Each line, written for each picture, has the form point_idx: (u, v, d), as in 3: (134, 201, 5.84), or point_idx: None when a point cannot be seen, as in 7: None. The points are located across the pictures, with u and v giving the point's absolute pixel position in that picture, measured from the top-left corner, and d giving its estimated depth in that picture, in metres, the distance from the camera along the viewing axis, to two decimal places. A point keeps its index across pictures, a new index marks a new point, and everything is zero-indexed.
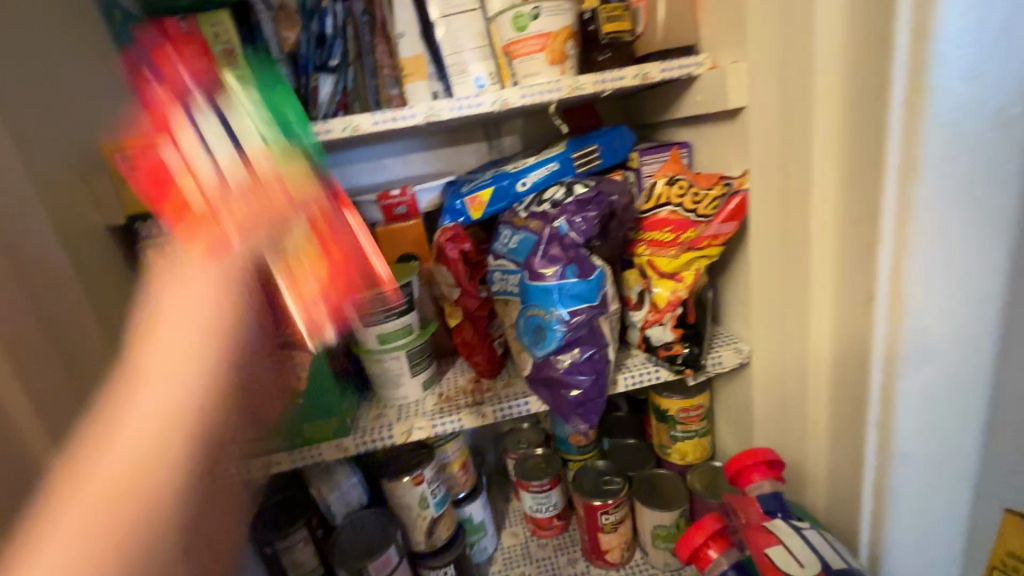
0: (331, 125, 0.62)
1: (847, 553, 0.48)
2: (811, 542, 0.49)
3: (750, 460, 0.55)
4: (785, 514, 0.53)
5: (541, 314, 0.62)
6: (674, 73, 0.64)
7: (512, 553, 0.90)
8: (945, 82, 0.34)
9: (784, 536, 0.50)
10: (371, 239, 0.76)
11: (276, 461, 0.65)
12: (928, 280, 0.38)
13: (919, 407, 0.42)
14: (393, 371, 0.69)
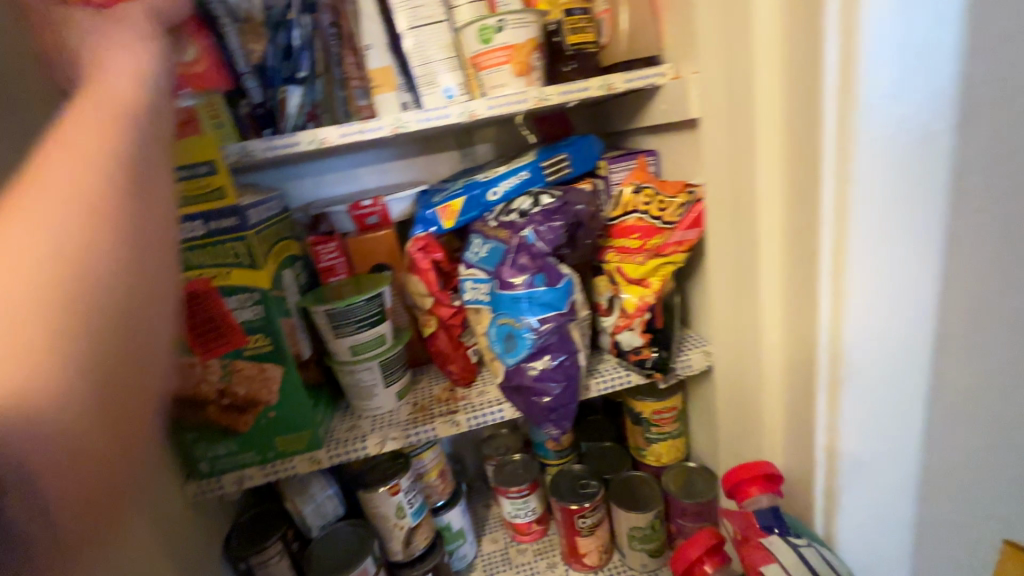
0: (298, 138, 0.62)
1: None
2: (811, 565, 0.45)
3: (749, 476, 0.48)
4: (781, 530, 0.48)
5: (512, 322, 0.63)
6: (638, 83, 0.65)
7: (492, 559, 0.90)
8: (872, 101, 0.35)
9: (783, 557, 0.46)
10: (342, 250, 0.75)
11: (249, 476, 0.65)
12: (864, 287, 0.40)
13: (862, 407, 0.44)
14: (366, 382, 0.69)
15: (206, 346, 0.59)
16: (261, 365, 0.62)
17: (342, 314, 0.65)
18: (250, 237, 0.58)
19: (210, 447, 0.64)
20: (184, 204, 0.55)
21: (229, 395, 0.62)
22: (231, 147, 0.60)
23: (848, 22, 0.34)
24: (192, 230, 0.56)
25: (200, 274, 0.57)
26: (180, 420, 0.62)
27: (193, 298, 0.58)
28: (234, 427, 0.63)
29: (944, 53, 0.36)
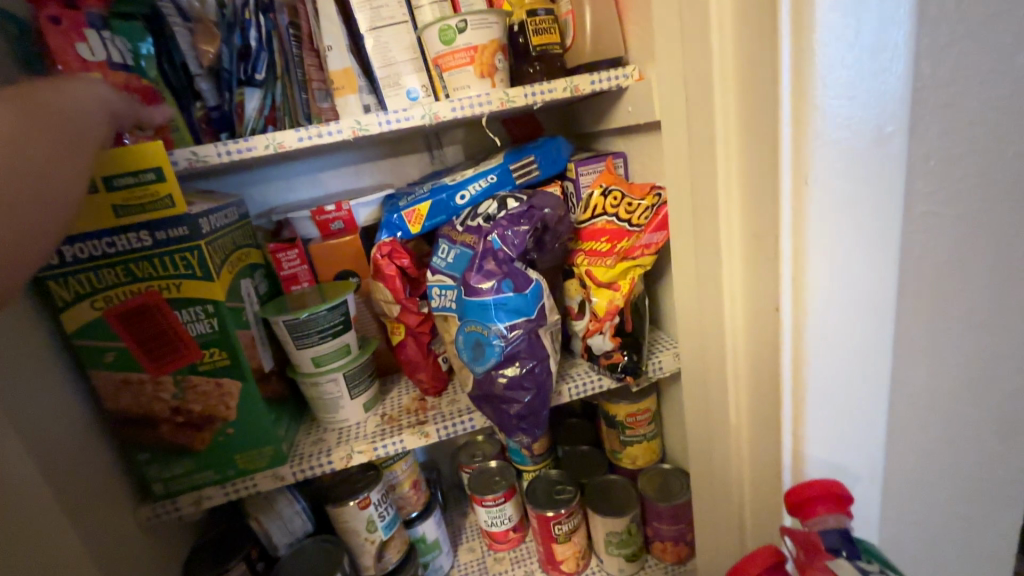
0: (253, 143, 0.60)
1: None
2: None
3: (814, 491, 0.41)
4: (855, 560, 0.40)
5: (480, 329, 0.61)
6: (603, 85, 0.64)
7: (468, 569, 0.89)
8: (828, 102, 0.35)
9: None
10: (305, 257, 0.73)
11: (207, 496, 0.62)
12: (824, 289, 0.40)
13: (826, 409, 0.44)
14: (330, 394, 0.67)
15: (156, 361, 0.56)
16: (218, 381, 0.59)
17: (303, 325, 0.63)
18: (203, 246, 0.55)
19: (165, 467, 0.60)
20: (128, 214, 0.52)
21: (183, 412, 0.59)
22: (180, 152, 0.57)
23: (799, 23, 0.33)
24: (137, 240, 0.53)
25: (148, 287, 0.55)
26: (131, 441, 0.59)
27: (142, 312, 0.55)
28: (190, 446, 0.60)
29: (894, 54, 0.36)
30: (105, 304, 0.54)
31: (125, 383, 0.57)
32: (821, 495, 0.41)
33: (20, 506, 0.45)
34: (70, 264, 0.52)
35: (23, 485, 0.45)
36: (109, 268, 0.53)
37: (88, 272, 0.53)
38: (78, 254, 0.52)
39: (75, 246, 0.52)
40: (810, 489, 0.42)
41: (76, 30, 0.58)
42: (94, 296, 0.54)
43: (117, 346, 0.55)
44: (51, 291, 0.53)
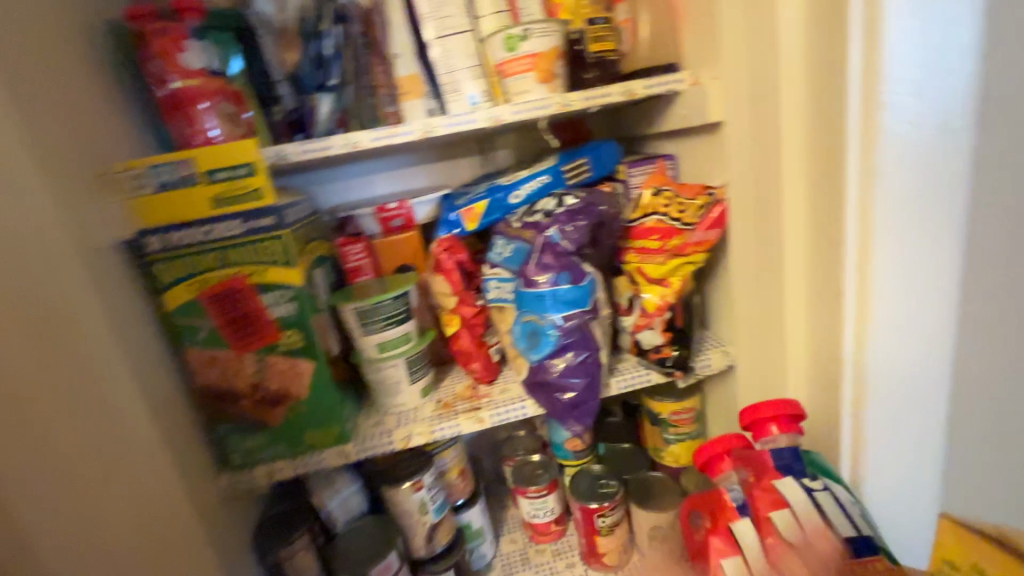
0: (331, 142, 0.64)
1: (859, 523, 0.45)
2: (818, 503, 0.46)
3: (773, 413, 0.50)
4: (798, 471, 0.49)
5: (535, 319, 0.65)
6: (658, 89, 0.67)
7: (511, 559, 0.91)
8: (894, 98, 0.37)
9: (792, 494, 0.47)
10: (369, 250, 0.77)
11: (279, 469, 0.67)
12: (890, 277, 0.42)
13: (888, 395, 0.45)
14: (391, 379, 0.71)
15: (242, 339, 0.62)
16: (294, 361, 0.64)
17: (369, 313, 0.68)
18: (285, 236, 0.60)
19: (244, 439, 0.65)
20: (224, 205, 0.58)
21: (262, 389, 0.64)
22: (268, 150, 0.63)
23: (871, 27, 0.36)
24: (229, 229, 0.58)
25: (236, 271, 0.60)
26: (216, 414, 0.64)
27: (231, 295, 0.61)
28: (266, 421, 0.65)
29: (962, 56, 0.38)
30: (199, 286, 0.60)
31: (214, 359, 0.62)
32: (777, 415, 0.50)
33: (142, 460, 0.49)
34: (171, 249, 0.58)
35: (145, 452, 0.49)
36: (204, 255, 0.59)
37: (186, 258, 0.59)
38: (178, 240, 0.58)
39: (177, 233, 0.58)
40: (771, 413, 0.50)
41: (176, 41, 0.63)
42: (193, 279, 0.59)
43: (209, 325, 0.61)
44: (156, 274, 0.59)
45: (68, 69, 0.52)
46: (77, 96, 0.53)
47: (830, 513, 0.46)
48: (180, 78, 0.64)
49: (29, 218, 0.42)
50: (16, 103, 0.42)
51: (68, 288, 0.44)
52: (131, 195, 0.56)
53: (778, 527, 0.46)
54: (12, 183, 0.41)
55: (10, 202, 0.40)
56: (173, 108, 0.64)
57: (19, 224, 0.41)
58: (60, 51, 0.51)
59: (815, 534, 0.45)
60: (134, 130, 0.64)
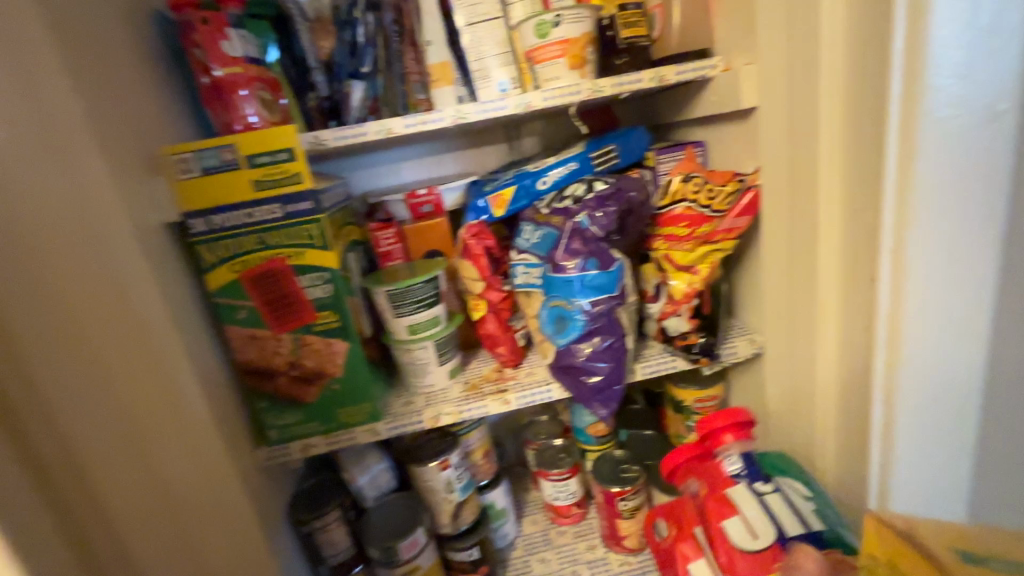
0: (366, 129, 0.66)
1: (804, 520, 0.55)
2: (766, 504, 0.57)
3: (723, 422, 0.62)
4: (750, 477, 0.61)
5: (563, 304, 0.66)
6: (689, 76, 0.67)
7: (532, 539, 0.93)
8: (938, 81, 0.37)
9: (745, 499, 0.58)
10: (399, 236, 0.79)
11: (313, 444, 0.69)
12: (927, 264, 0.41)
13: (921, 383, 0.45)
14: (420, 360, 0.73)
15: (280, 320, 0.64)
16: (329, 341, 0.66)
17: (401, 295, 0.69)
18: (323, 220, 0.62)
19: (280, 415, 0.68)
20: (266, 188, 0.60)
21: (298, 367, 0.66)
22: (304, 136, 0.65)
23: (916, 10, 0.36)
24: (271, 212, 0.61)
25: (277, 254, 0.62)
26: (254, 390, 0.67)
27: (271, 277, 0.63)
28: (302, 398, 0.68)
29: (1011, 36, 0.37)
30: (241, 267, 0.62)
31: (253, 337, 0.65)
32: (729, 426, 0.62)
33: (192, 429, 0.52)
34: (216, 231, 0.60)
35: (198, 421, 0.52)
36: (247, 237, 0.61)
37: (230, 240, 0.61)
38: (223, 222, 0.60)
39: (222, 216, 0.60)
40: (723, 424, 0.62)
41: (219, 29, 0.64)
42: (234, 260, 0.62)
43: (248, 304, 0.63)
44: (200, 254, 0.61)
45: (121, 59, 0.54)
46: (128, 83, 0.56)
47: (776, 515, 0.56)
48: (222, 65, 0.65)
49: (91, 199, 0.44)
50: (79, 89, 0.45)
51: (126, 264, 0.47)
52: (178, 177, 0.58)
53: (735, 539, 0.55)
54: (76, 165, 0.43)
55: (77, 183, 0.43)
56: (213, 94, 0.66)
57: (84, 205, 0.43)
58: (113, 40, 0.54)
59: (764, 540, 0.54)
60: (179, 116, 0.66)
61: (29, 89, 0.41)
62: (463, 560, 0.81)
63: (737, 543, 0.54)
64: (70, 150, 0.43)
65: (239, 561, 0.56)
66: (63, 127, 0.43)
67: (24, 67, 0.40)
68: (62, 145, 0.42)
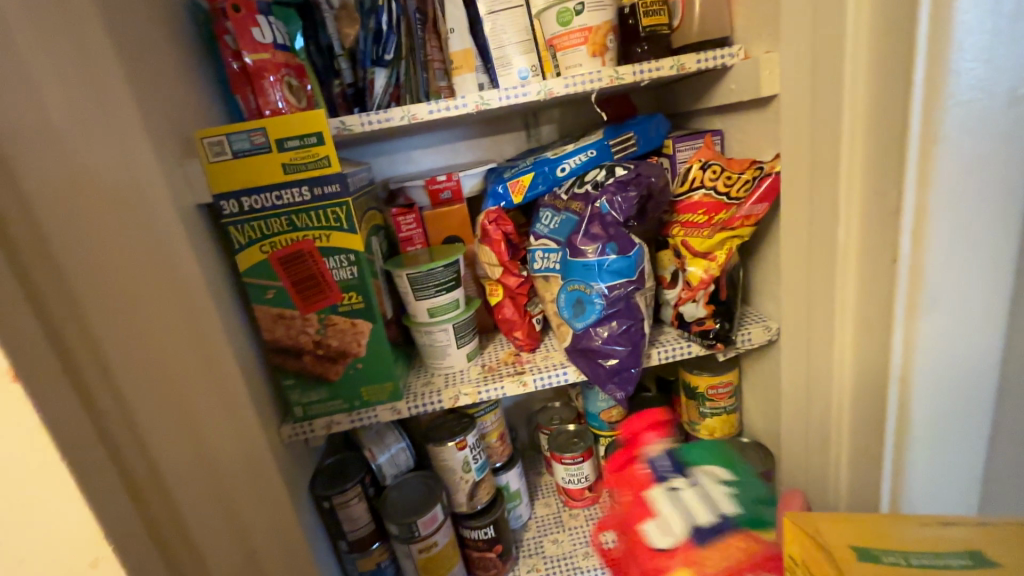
0: (391, 114, 0.67)
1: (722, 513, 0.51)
2: (683, 502, 0.51)
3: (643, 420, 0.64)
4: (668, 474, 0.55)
5: (583, 288, 0.67)
6: (709, 63, 0.67)
7: (545, 521, 0.95)
8: (961, 65, 0.37)
9: (660, 500, 0.52)
10: (420, 222, 0.81)
11: (336, 422, 0.72)
12: (944, 246, 0.42)
13: (936, 367, 0.46)
14: (440, 342, 0.75)
15: (307, 301, 0.66)
16: (353, 321, 0.68)
17: (423, 278, 0.71)
18: (349, 202, 0.64)
19: (305, 393, 0.70)
20: (295, 170, 0.62)
21: (323, 346, 0.68)
22: (331, 121, 0.66)
23: None
24: (298, 195, 0.62)
25: (304, 236, 0.64)
26: (281, 368, 0.69)
27: (299, 257, 0.65)
28: (326, 376, 0.70)
29: None
30: (270, 249, 0.64)
31: (280, 317, 0.67)
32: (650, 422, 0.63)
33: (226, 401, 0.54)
34: (247, 213, 0.62)
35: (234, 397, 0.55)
36: (275, 218, 0.63)
37: (260, 221, 0.63)
38: (253, 204, 0.62)
39: (251, 198, 0.62)
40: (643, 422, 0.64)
41: (250, 16, 0.66)
42: (263, 242, 0.64)
43: (276, 284, 0.65)
44: (231, 235, 0.63)
45: (159, 46, 0.57)
46: (165, 70, 0.58)
47: (694, 514, 0.50)
48: (252, 52, 0.66)
49: (138, 177, 0.46)
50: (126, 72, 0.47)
51: (168, 241, 0.49)
52: (210, 159, 0.60)
53: (652, 539, 0.49)
54: (123, 143, 0.46)
55: (125, 161, 0.46)
56: (244, 79, 0.69)
57: (133, 183, 0.45)
58: (151, 26, 0.56)
59: (671, 540, 0.49)
60: (209, 102, 0.68)
61: (82, 70, 0.43)
62: (478, 538, 0.83)
63: (645, 540, 0.49)
64: (117, 128, 0.45)
65: (270, 528, 0.58)
66: (112, 108, 0.45)
67: (77, 51, 0.42)
68: (112, 124, 0.45)
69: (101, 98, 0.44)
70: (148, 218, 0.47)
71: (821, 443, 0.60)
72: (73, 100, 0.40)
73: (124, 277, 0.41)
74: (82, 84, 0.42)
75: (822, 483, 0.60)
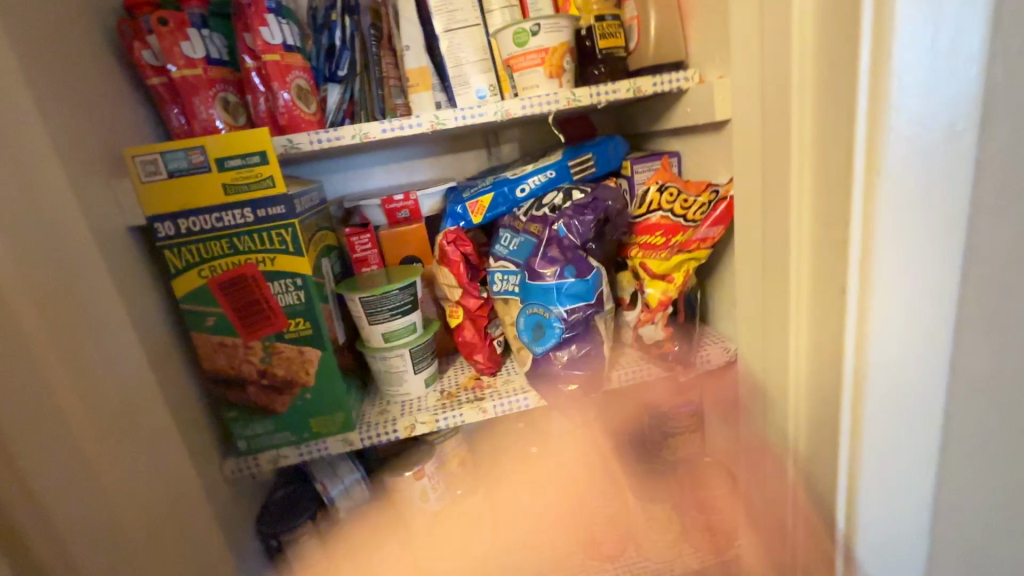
0: (342, 133, 0.64)
1: None
2: None
3: None
4: None
5: (542, 312, 0.65)
6: (665, 87, 0.67)
7: (508, 549, 0.92)
8: (903, 100, 0.38)
9: None
10: (375, 242, 0.78)
11: (284, 455, 0.67)
12: (893, 271, 0.42)
13: (885, 394, 0.46)
14: (396, 368, 0.72)
15: (249, 328, 0.63)
16: (301, 349, 0.65)
17: (376, 302, 0.68)
18: (295, 224, 0.60)
19: (249, 425, 0.66)
20: (237, 192, 0.58)
21: (268, 376, 0.65)
22: (278, 139, 0.63)
23: (880, 30, 0.36)
24: (241, 217, 0.59)
25: (247, 260, 0.61)
26: (222, 399, 0.65)
27: (240, 283, 0.61)
28: (271, 407, 0.66)
29: (968, 58, 0.39)
30: (209, 273, 0.60)
31: (221, 345, 0.63)
32: None
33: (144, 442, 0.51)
34: (184, 235, 0.59)
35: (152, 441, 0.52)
36: (218, 241, 0.60)
37: (199, 244, 0.59)
38: (191, 226, 0.59)
39: (189, 219, 0.58)
40: None
41: (179, 29, 0.62)
42: (202, 266, 0.60)
43: (216, 311, 0.62)
44: (166, 259, 0.59)
45: (81, 66, 0.54)
46: (94, 96, 0.55)
47: None
48: (180, 66, 0.63)
49: (45, 214, 0.44)
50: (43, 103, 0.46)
51: (84, 271, 0.48)
52: (142, 179, 0.57)
53: None
54: (30, 175, 0.43)
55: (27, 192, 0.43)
56: (171, 97, 0.64)
57: (36, 220, 0.43)
58: (78, 54, 0.54)
59: None
60: (144, 122, 0.65)
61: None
62: (439, 570, 0.81)
63: None
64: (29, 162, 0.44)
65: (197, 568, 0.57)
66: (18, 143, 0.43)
67: None
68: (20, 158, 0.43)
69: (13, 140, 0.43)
70: (63, 260, 0.45)
71: (773, 468, 0.59)
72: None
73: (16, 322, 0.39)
74: None
75: (781, 505, 0.60)
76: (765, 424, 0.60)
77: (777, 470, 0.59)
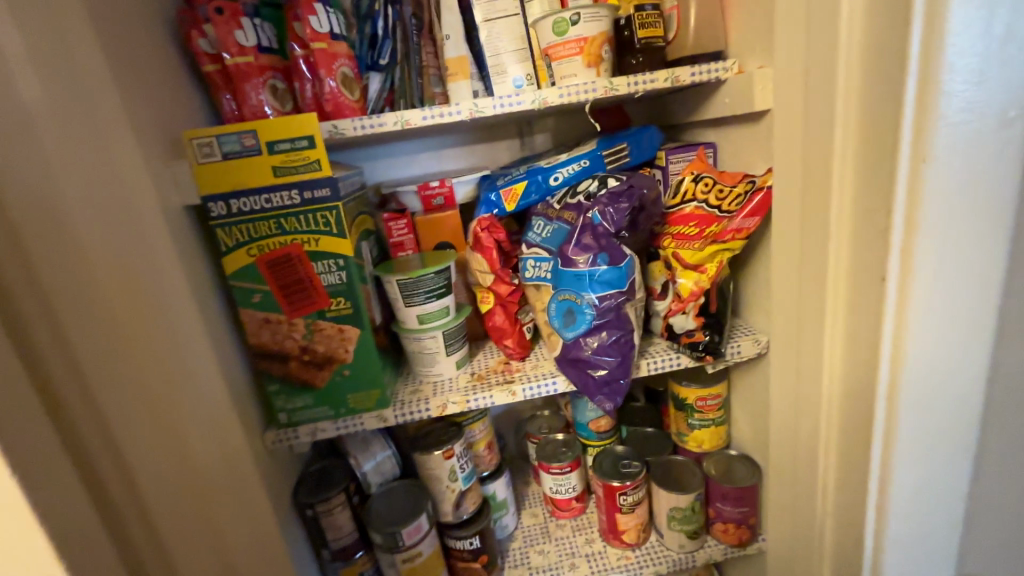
0: (384, 119, 0.66)
1: None
2: None
3: None
4: None
5: (572, 298, 0.67)
6: (704, 76, 0.67)
7: (531, 532, 0.94)
8: (953, 86, 0.37)
9: None
10: (411, 227, 0.80)
11: (321, 428, 0.71)
12: (934, 260, 0.42)
13: (921, 384, 0.45)
14: (429, 349, 0.74)
15: (293, 305, 0.65)
16: (340, 327, 0.67)
17: (412, 285, 0.70)
18: (338, 207, 0.63)
19: (290, 399, 0.69)
20: (285, 173, 0.61)
21: (309, 352, 0.68)
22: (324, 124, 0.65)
23: (932, 16, 0.36)
24: (288, 198, 0.62)
25: (294, 240, 0.63)
26: (265, 372, 0.68)
27: (287, 262, 0.64)
28: (311, 382, 0.69)
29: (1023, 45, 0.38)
30: (257, 252, 0.63)
31: (265, 321, 0.66)
32: None
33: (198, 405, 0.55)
34: (235, 214, 0.62)
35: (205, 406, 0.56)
36: (266, 221, 0.62)
37: (249, 223, 0.62)
38: (242, 207, 0.61)
39: (240, 200, 0.61)
40: None
41: (234, 19, 0.65)
42: (251, 245, 0.63)
43: (263, 288, 0.65)
44: (218, 236, 0.62)
45: (149, 54, 0.58)
46: (159, 81, 0.59)
47: None
48: (234, 54, 0.65)
49: (118, 192, 0.48)
50: (119, 88, 0.50)
51: (149, 245, 0.51)
52: (198, 160, 0.59)
53: None
54: (105, 156, 0.47)
55: (103, 171, 0.47)
56: (224, 82, 0.68)
57: (111, 197, 0.47)
58: (146, 42, 0.58)
59: None
60: (200, 107, 0.69)
61: (80, 96, 0.45)
62: (463, 548, 0.81)
63: None
64: (105, 143, 0.47)
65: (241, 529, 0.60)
66: (98, 126, 0.46)
67: (66, 71, 0.44)
68: (99, 140, 0.46)
69: (93, 122, 0.46)
70: (132, 235, 0.49)
71: (803, 459, 0.60)
72: (44, 111, 0.41)
73: (93, 290, 0.43)
74: (71, 105, 0.44)
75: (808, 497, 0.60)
76: (796, 416, 0.60)
77: (806, 461, 0.59)
